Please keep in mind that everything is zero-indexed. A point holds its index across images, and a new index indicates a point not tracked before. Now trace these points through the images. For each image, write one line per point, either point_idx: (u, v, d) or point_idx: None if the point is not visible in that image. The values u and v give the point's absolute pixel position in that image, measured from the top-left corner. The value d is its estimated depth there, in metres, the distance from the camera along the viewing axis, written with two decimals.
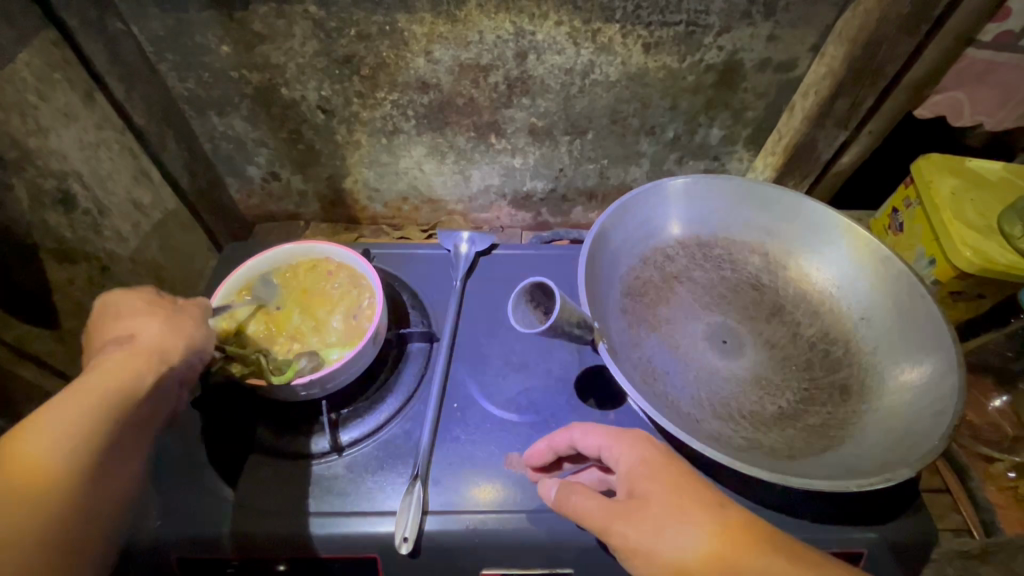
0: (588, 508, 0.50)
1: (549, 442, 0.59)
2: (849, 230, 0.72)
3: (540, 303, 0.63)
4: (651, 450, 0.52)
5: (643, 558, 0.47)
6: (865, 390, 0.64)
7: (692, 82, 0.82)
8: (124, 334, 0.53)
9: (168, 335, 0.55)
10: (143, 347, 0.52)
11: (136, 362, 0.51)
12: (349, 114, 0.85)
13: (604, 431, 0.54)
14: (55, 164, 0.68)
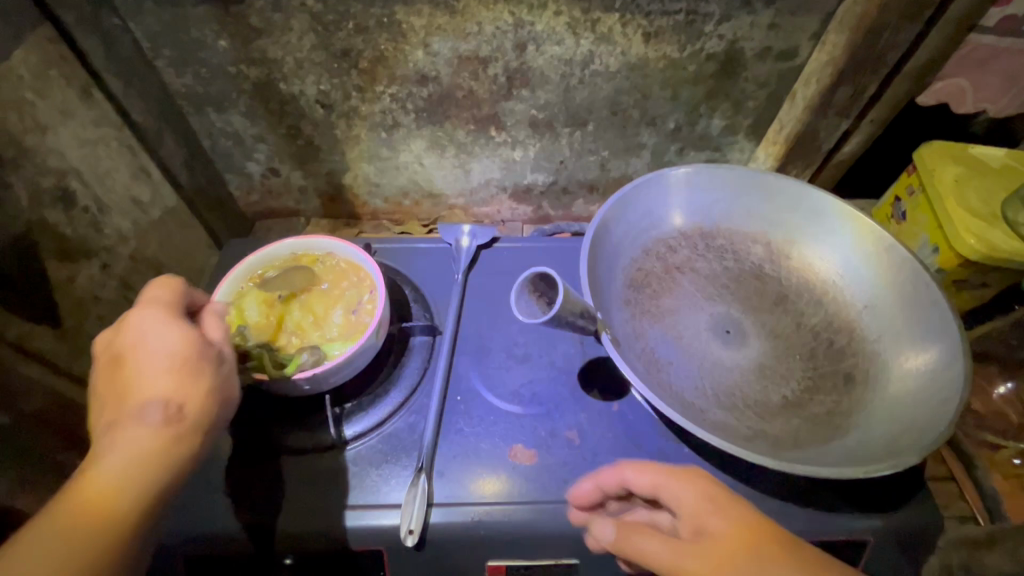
0: (655, 552, 0.48)
1: (597, 483, 0.55)
2: (852, 218, 0.72)
3: (543, 294, 0.62)
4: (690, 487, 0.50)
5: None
6: (870, 377, 0.64)
7: (693, 72, 0.82)
8: (172, 377, 0.50)
9: (216, 384, 0.52)
10: (182, 384, 0.50)
11: (182, 419, 0.48)
12: (348, 108, 0.85)
13: (664, 469, 0.51)
14: (54, 162, 0.68)
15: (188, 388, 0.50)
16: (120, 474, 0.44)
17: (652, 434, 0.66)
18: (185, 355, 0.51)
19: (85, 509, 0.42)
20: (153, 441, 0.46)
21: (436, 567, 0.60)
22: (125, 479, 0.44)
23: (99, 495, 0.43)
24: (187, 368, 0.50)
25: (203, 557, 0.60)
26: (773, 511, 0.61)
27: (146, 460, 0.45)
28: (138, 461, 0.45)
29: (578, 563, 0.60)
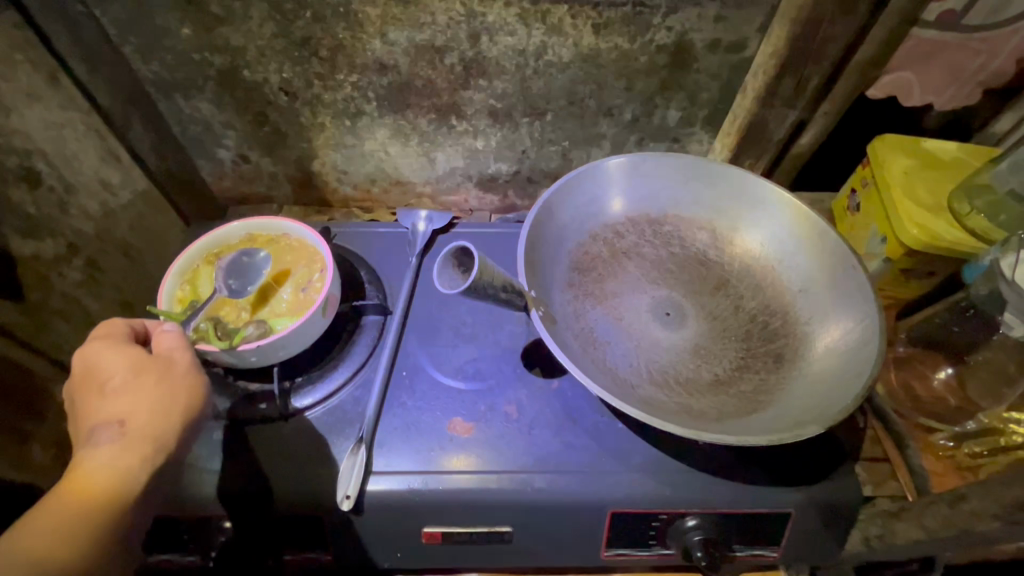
0: None
1: None
2: (789, 205, 0.74)
3: (464, 265, 0.63)
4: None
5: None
6: (798, 356, 0.67)
7: (645, 63, 0.84)
8: (135, 390, 0.55)
9: (177, 392, 0.56)
10: (137, 395, 0.55)
11: (150, 427, 0.54)
12: (311, 96, 0.87)
13: None
14: (19, 142, 0.71)
15: (152, 399, 0.55)
16: (95, 481, 0.50)
17: (589, 410, 0.68)
18: (144, 369, 0.56)
19: (64, 511, 0.48)
20: (123, 449, 0.52)
21: (375, 531, 0.63)
22: (96, 486, 0.50)
23: (76, 500, 0.49)
24: (147, 380, 0.56)
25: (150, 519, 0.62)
26: (700, 484, 0.63)
27: (115, 467, 0.51)
28: (110, 468, 0.51)
29: (511, 530, 0.63)
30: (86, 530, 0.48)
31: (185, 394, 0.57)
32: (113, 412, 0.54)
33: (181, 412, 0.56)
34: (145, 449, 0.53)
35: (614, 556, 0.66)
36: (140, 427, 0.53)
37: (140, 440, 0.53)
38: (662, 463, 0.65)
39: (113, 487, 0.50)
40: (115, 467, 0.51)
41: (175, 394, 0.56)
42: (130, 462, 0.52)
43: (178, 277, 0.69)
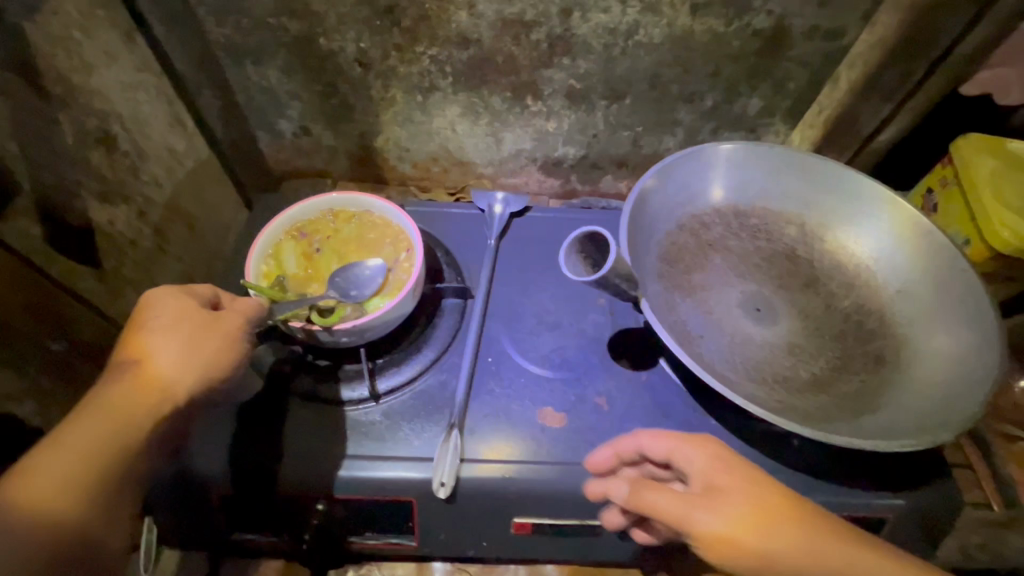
0: (664, 505, 0.48)
1: (615, 448, 0.57)
2: (892, 202, 0.71)
3: (589, 255, 0.64)
4: (723, 451, 0.51)
5: (743, 552, 0.46)
6: (900, 360, 0.65)
7: (737, 48, 0.81)
8: (164, 336, 0.51)
9: (202, 350, 0.52)
10: (170, 343, 0.51)
11: (162, 381, 0.49)
12: (385, 68, 0.84)
13: (674, 435, 0.53)
14: (97, 103, 0.67)
15: (177, 350, 0.51)
16: (96, 424, 0.46)
17: (681, 405, 0.67)
18: (182, 319, 0.52)
19: (67, 450, 0.45)
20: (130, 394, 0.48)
21: (465, 519, 0.62)
22: (98, 431, 0.46)
23: (82, 439, 0.45)
24: (180, 330, 0.52)
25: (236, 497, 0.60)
26: (802, 485, 0.62)
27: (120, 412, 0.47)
28: (114, 411, 0.47)
29: (601, 524, 0.62)
30: (75, 478, 0.44)
31: (219, 353, 0.52)
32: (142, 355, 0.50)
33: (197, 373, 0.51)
34: (151, 399, 0.48)
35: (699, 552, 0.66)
36: (152, 377, 0.49)
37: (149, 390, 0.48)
38: (759, 461, 0.63)
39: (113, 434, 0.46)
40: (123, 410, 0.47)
41: (200, 354, 0.51)
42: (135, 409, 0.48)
43: (260, 254, 0.67)
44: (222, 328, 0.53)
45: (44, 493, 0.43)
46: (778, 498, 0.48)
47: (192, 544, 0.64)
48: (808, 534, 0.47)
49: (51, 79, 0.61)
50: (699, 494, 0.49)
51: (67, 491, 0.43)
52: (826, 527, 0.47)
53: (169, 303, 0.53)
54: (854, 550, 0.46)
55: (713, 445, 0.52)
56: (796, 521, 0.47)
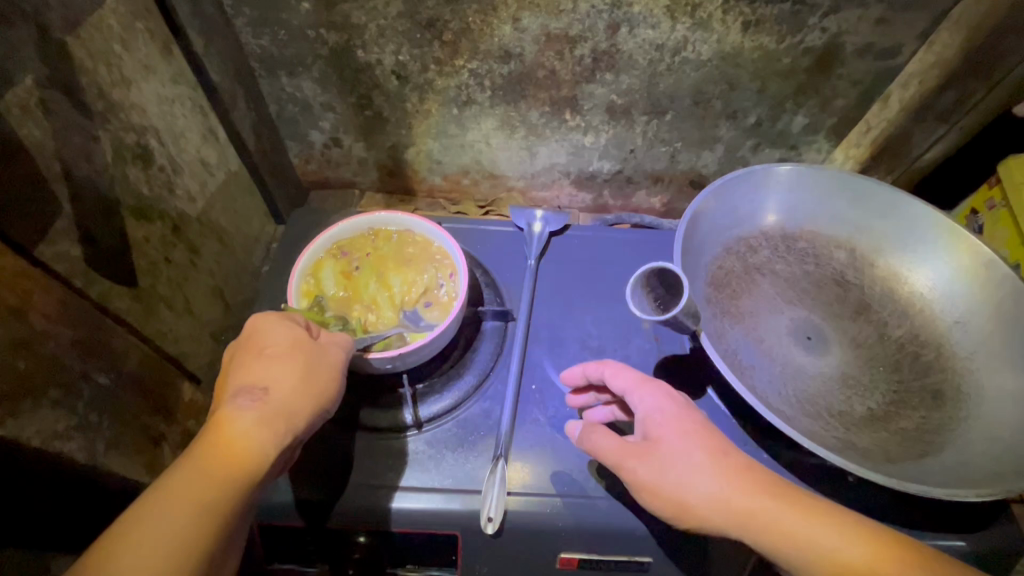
0: (603, 445, 0.54)
1: (583, 369, 0.61)
2: (950, 230, 0.68)
3: (659, 298, 0.60)
4: (672, 403, 0.55)
5: (651, 492, 0.51)
6: (960, 395, 0.63)
7: (787, 65, 0.78)
8: (269, 382, 0.49)
9: (301, 391, 0.50)
10: (277, 401, 0.48)
11: (258, 434, 0.46)
12: (423, 81, 0.82)
13: (632, 376, 0.57)
14: (136, 118, 0.66)
15: (274, 393, 0.48)
16: (190, 490, 0.42)
17: (732, 438, 0.64)
18: (280, 355, 0.51)
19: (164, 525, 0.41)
20: (223, 451, 0.44)
21: (511, 554, 0.60)
22: (192, 497, 0.42)
23: (180, 512, 0.42)
24: (278, 369, 0.50)
25: (277, 527, 0.59)
26: None
27: (214, 472, 0.44)
28: (206, 474, 0.43)
29: (651, 561, 0.60)
30: (166, 560, 0.40)
31: (319, 392, 0.50)
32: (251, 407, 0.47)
33: (294, 420, 0.49)
34: (244, 456, 0.45)
35: None
36: (245, 430, 0.46)
37: (244, 444, 0.45)
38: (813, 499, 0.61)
39: (207, 498, 0.43)
40: (217, 470, 0.44)
41: (297, 396, 0.49)
42: (229, 467, 0.44)
43: (301, 273, 0.65)
44: (322, 363, 0.52)
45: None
46: (709, 447, 0.52)
47: None
48: (780, 511, 0.48)
49: (92, 96, 0.59)
50: (639, 443, 0.53)
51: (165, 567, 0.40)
52: (790, 496, 0.49)
53: (269, 339, 0.51)
54: (786, 508, 0.48)
55: (667, 396, 0.55)
56: (716, 470, 0.50)
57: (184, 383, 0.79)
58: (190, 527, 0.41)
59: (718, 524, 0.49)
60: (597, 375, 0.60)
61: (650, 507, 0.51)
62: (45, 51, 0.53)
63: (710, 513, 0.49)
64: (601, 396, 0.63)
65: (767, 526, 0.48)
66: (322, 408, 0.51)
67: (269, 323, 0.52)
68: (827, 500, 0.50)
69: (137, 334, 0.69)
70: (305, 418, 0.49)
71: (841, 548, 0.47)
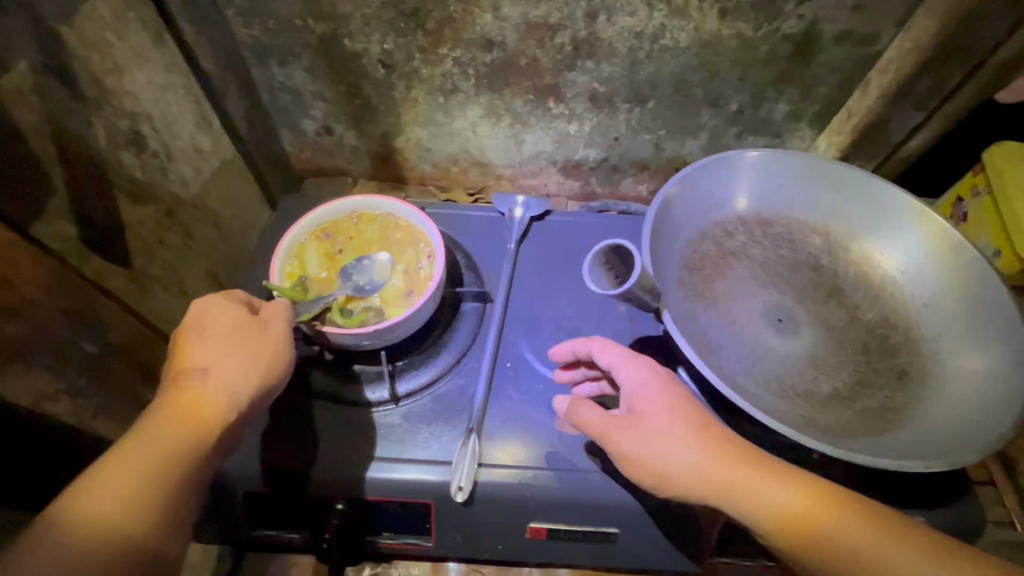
0: (590, 419, 0.55)
1: (572, 344, 0.62)
2: (922, 214, 0.70)
3: (614, 268, 0.64)
4: (655, 377, 0.56)
5: (632, 461, 0.52)
6: (926, 376, 0.64)
7: (765, 52, 0.79)
8: (213, 347, 0.53)
9: (249, 364, 0.53)
10: (223, 357, 0.53)
11: (207, 403, 0.50)
12: (409, 70, 0.84)
13: (619, 350, 0.58)
14: (129, 105, 0.69)
15: (223, 368, 0.52)
16: (146, 452, 0.47)
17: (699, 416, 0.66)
18: (229, 335, 0.54)
19: (117, 472, 0.45)
20: (175, 420, 0.49)
21: (481, 523, 0.63)
22: (145, 458, 0.46)
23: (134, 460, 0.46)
24: (228, 347, 0.53)
25: (260, 494, 0.62)
26: None
27: (166, 438, 0.48)
28: (158, 442, 0.47)
29: (617, 531, 0.62)
30: (123, 500, 0.44)
31: (266, 361, 0.54)
32: (198, 364, 0.52)
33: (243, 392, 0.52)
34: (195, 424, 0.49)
35: (716, 563, 0.65)
36: (193, 402, 0.50)
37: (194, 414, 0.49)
38: None
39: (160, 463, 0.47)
40: (168, 438, 0.48)
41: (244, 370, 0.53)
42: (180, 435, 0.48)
43: (285, 254, 0.68)
44: (270, 336, 0.56)
45: (98, 518, 0.43)
46: (689, 420, 0.53)
47: (220, 540, 0.67)
48: (756, 478, 0.50)
49: (87, 83, 0.63)
50: (622, 416, 0.55)
51: (121, 523, 0.43)
52: (770, 465, 0.51)
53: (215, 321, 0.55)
54: (755, 473, 0.50)
55: (652, 371, 0.56)
56: (695, 442, 0.51)
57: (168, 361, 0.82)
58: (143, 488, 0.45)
59: (694, 491, 0.50)
60: (586, 352, 0.61)
61: (634, 477, 0.52)
62: (41, 40, 0.56)
63: (689, 481, 0.50)
64: (590, 372, 0.65)
65: (741, 492, 0.49)
66: (272, 379, 0.54)
67: (217, 307, 0.56)
68: (794, 466, 0.51)
69: (130, 313, 0.74)
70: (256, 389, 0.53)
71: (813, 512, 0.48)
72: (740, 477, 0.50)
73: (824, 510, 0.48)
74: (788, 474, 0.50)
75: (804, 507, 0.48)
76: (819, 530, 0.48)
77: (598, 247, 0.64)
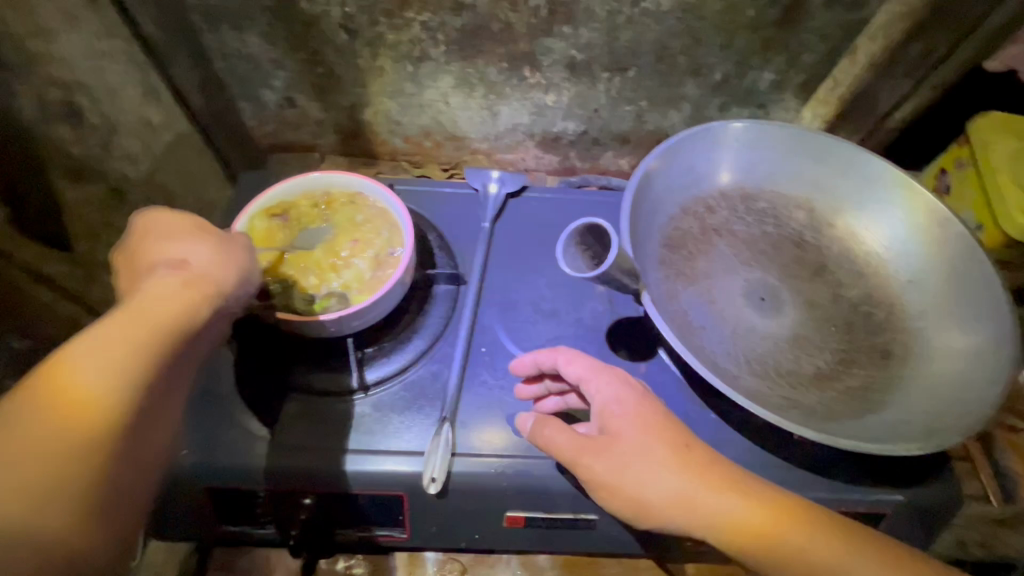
0: (559, 442, 0.52)
1: (535, 357, 0.59)
2: (909, 187, 0.68)
3: (590, 249, 0.64)
4: (627, 392, 0.54)
5: (608, 489, 0.50)
6: (908, 354, 0.63)
7: (752, 17, 0.76)
8: (161, 242, 0.50)
9: (225, 251, 0.51)
10: (188, 290, 0.46)
11: (145, 326, 0.42)
12: (374, 35, 0.77)
13: (587, 363, 0.55)
14: (60, 73, 0.64)
15: (168, 254, 0.49)
16: (53, 405, 0.37)
17: (679, 398, 0.65)
18: (190, 237, 0.50)
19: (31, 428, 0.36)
20: (73, 378, 0.38)
21: (456, 513, 0.61)
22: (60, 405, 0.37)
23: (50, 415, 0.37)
24: (188, 241, 0.50)
25: (223, 491, 0.59)
26: (794, 481, 0.61)
27: (53, 419, 0.37)
28: (51, 409, 0.37)
29: (597, 517, 0.61)
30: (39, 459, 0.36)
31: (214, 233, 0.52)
32: (166, 256, 0.49)
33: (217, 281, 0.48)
34: (98, 396, 0.38)
35: (695, 547, 0.65)
36: (105, 353, 0.40)
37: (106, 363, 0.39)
38: (751, 454, 0.62)
39: (52, 447, 0.36)
40: (67, 408, 0.37)
41: (219, 264, 0.49)
42: (91, 402, 0.38)
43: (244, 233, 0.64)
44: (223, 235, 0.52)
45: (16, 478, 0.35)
46: (665, 443, 0.50)
47: (183, 536, 0.64)
48: (732, 502, 0.48)
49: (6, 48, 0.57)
50: (594, 438, 0.52)
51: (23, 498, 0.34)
52: (751, 490, 0.49)
53: (172, 224, 0.51)
54: (728, 496, 0.48)
55: (624, 384, 0.54)
56: (679, 468, 0.49)
57: None
58: (39, 471, 0.35)
59: (677, 521, 0.49)
60: (551, 364, 0.58)
61: (610, 504, 0.51)
62: None
63: (673, 511, 0.49)
64: (554, 386, 0.61)
65: (726, 522, 0.48)
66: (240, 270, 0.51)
67: (154, 213, 0.52)
68: (759, 481, 0.50)
69: None
70: (226, 287, 0.49)
71: (806, 543, 0.47)
72: (723, 502, 0.48)
73: (778, 524, 0.47)
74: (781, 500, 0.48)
75: (798, 540, 0.47)
76: (786, 547, 0.47)
77: (572, 227, 0.63)
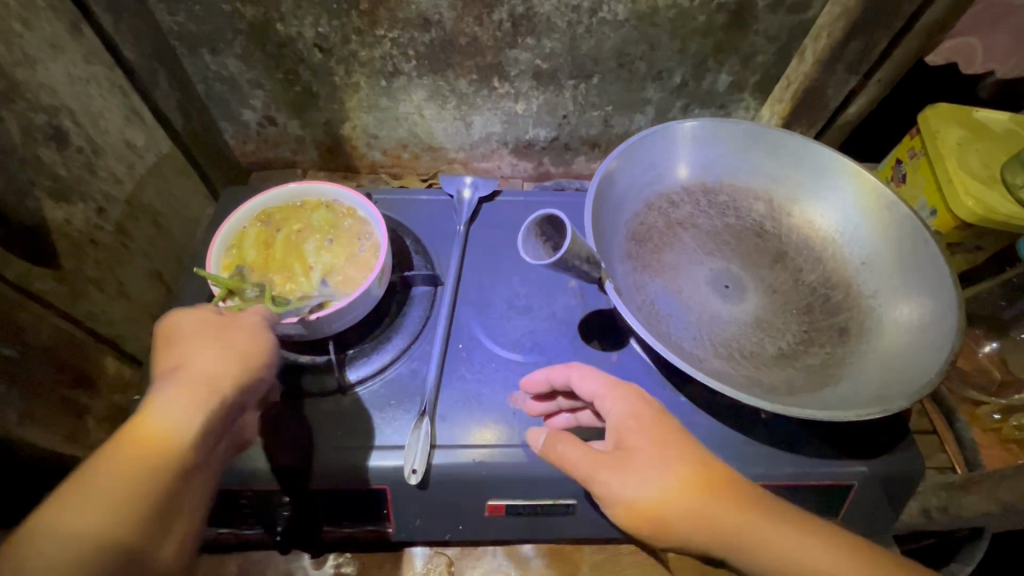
0: (574, 457, 0.53)
1: (547, 374, 0.60)
2: (858, 175, 0.72)
3: (550, 239, 0.65)
4: (645, 409, 0.54)
5: (624, 505, 0.50)
6: (864, 331, 0.66)
7: (703, 23, 0.80)
8: (186, 340, 0.51)
9: (249, 339, 0.53)
10: (217, 382, 0.48)
11: (197, 397, 0.47)
12: (347, 53, 0.81)
13: (603, 379, 0.57)
14: (45, 98, 0.67)
15: (196, 347, 0.51)
16: (118, 464, 0.41)
17: (649, 383, 0.68)
18: (213, 329, 0.52)
19: (100, 484, 0.40)
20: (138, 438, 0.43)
21: (439, 504, 0.62)
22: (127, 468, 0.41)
23: (119, 472, 0.41)
24: (210, 334, 0.52)
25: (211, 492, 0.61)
26: (761, 457, 0.63)
27: (133, 460, 0.42)
28: (119, 466, 0.41)
29: (575, 502, 0.63)
30: (114, 503, 0.40)
31: (235, 327, 0.53)
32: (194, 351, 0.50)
33: (246, 359, 0.52)
34: (167, 446, 0.43)
35: None
36: (169, 414, 0.45)
37: (172, 422, 0.44)
38: (719, 434, 0.65)
39: (126, 490, 0.40)
40: (135, 459, 0.42)
41: (243, 346, 0.52)
42: (163, 443, 0.43)
43: (223, 244, 0.67)
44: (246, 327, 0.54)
45: (88, 521, 0.38)
46: (680, 458, 0.51)
47: None
48: (752, 520, 0.48)
49: None
50: (610, 453, 0.52)
51: (103, 532, 0.38)
52: (768, 506, 0.49)
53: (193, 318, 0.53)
54: (750, 514, 0.48)
55: (640, 400, 0.55)
56: (699, 487, 0.49)
57: (107, 362, 0.80)
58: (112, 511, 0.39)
59: (695, 538, 0.49)
60: (562, 379, 0.59)
61: (623, 520, 0.51)
62: None
63: (690, 528, 0.49)
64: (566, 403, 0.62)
65: (749, 541, 0.47)
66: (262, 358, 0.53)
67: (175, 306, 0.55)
68: (776, 499, 0.50)
69: (66, 317, 0.74)
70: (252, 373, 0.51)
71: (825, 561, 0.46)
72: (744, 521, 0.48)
73: (794, 538, 0.47)
74: (771, 508, 0.49)
75: (816, 558, 0.46)
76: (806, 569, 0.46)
77: (530, 219, 0.65)
